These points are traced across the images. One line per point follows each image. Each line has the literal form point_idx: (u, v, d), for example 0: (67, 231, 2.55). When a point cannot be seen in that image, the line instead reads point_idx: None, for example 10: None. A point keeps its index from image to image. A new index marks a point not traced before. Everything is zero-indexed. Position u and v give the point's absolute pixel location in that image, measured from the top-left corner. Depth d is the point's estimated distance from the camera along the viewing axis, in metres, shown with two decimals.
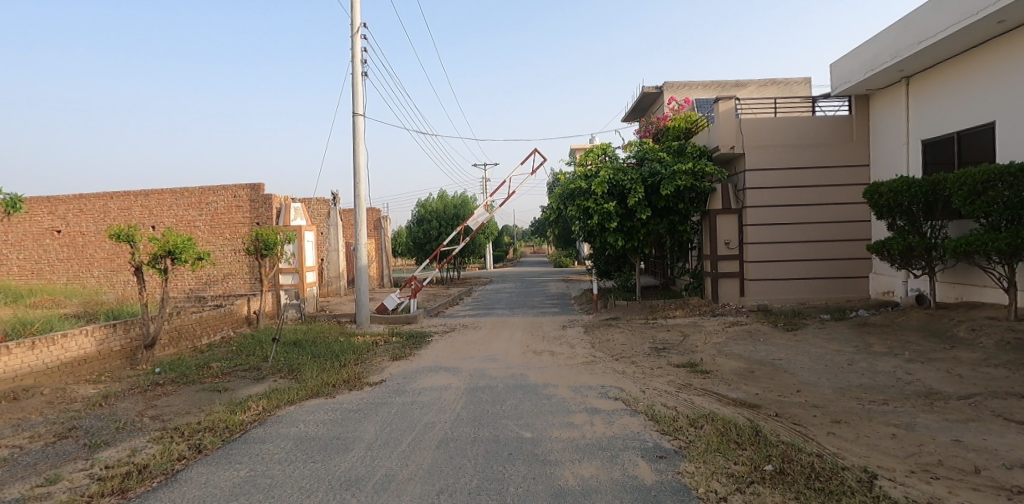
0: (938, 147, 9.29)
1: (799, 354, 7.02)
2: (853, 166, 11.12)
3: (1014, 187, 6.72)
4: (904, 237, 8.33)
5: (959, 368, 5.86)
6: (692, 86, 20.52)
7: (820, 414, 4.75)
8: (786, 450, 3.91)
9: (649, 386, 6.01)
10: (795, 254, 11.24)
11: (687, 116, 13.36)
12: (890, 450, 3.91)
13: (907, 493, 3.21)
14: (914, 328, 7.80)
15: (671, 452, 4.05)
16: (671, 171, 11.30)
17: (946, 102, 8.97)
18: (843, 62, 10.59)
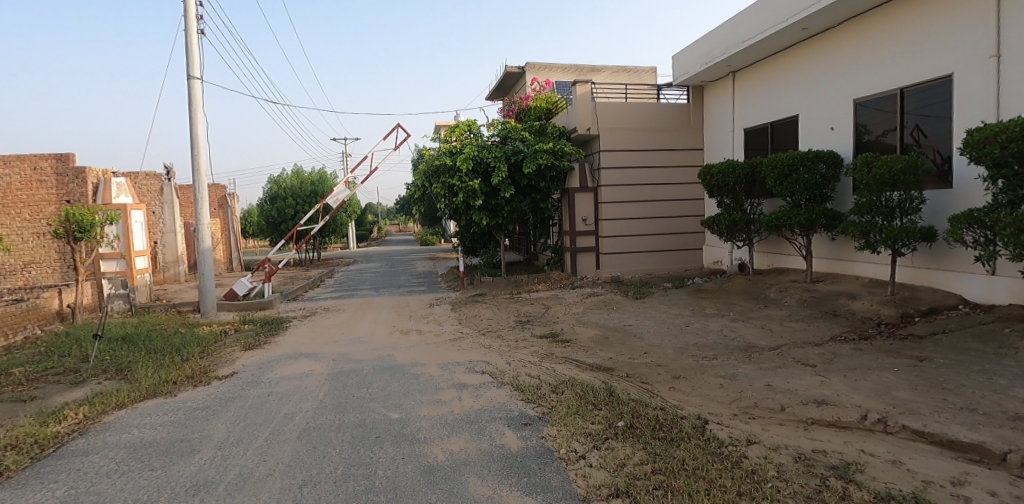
0: (757, 136, 10.68)
1: (646, 320, 7.76)
2: (690, 149, 12.40)
3: (811, 170, 7.99)
4: (730, 214, 9.50)
5: (770, 323, 6.90)
6: (552, 68, 21.15)
7: (663, 371, 5.30)
8: (635, 406, 4.30)
9: (514, 357, 6.23)
10: (642, 229, 12.29)
11: (547, 96, 13.81)
12: (718, 398, 4.49)
13: (731, 433, 3.73)
14: (736, 292, 9.00)
15: (535, 418, 4.24)
16: (533, 150, 11.66)
17: (763, 96, 10.32)
18: (683, 54, 11.67)
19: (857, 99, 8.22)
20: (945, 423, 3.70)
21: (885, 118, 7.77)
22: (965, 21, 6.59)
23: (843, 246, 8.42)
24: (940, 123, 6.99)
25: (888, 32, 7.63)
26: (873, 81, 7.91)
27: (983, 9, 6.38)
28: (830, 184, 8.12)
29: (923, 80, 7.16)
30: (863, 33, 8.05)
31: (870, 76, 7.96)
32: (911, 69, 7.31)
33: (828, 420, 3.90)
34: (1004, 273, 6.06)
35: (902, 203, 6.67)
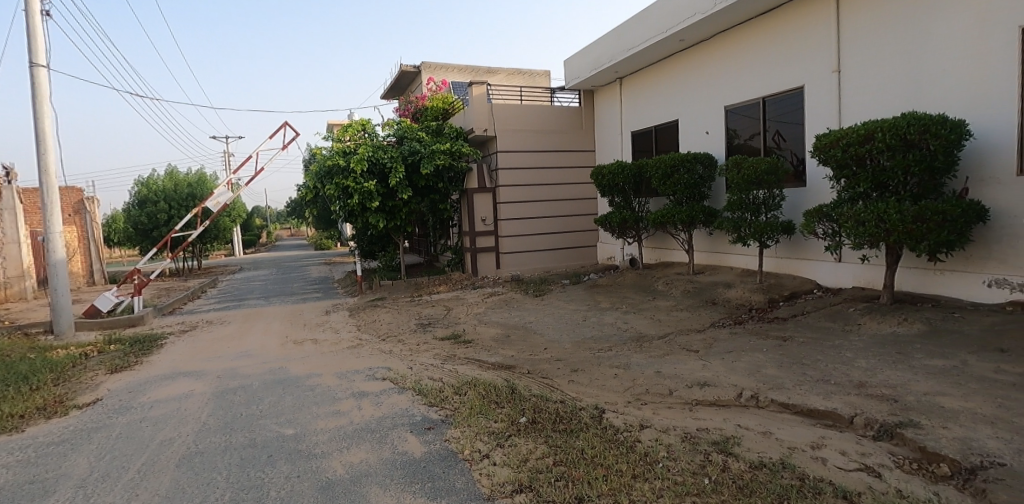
0: (642, 138, 11.37)
1: (545, 316, 7.97)
2: (583, 151, 12.94)
3: (690, 171, 8.66)
4: (620, 212, 10.03)
5: (658, 314, 7.37)
6: (447, 69, 21.05)
7: (563, 366, 5.47)
8: (537, 401, 4.40)
9: (416, 361, 6.12)
10: (540, 228, 12.62)
11: (444, 96, 13.72)
12: (613, 387, 4.72)
13: (625, 420, 3.94)
14: (628, 286, 9.53)
15: (438, 422, 4.19)
16: (430, 150, 11.53)
17: (647, 101, 11.01)
18: (574, 59, 12.13)
19: (727, 106, 9.03)
20: (805, 394, 4.18)
21: (751, 123, 8.62)
22: (812, 39, 7.48)
23: (718, 240, 9.21)
24: (795, 129, 7.87)
25: (751, 46, 8.46)
26: (740, 90, 8.72)
27: (826, 30, 7.27)
28: (706, 184, 8.84)
29: (781, 90, 8.03)
30: (730, 46, 8.86)
31: (737, 85, 8.78)
32: (771, 80, 8.17)
33: (709, 400, 4.25)
34: (847, 260, 6.97)
35: (766, 201, 7.43)
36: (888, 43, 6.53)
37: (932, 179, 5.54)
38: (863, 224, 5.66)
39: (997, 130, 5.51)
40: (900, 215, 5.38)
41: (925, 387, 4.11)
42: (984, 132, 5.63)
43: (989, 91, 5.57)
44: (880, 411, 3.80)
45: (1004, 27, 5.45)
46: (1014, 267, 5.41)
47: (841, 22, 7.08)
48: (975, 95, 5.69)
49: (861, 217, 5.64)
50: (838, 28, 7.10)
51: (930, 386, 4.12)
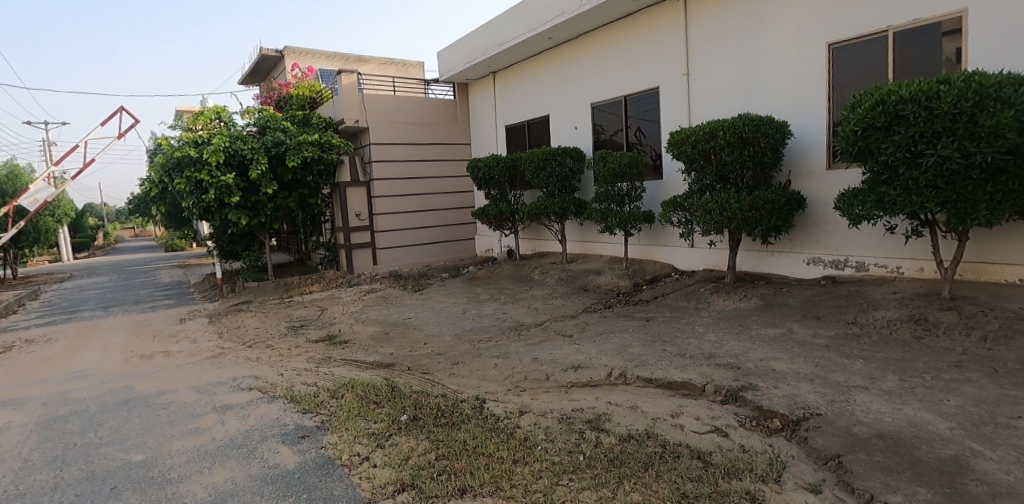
0: (515, 132, 11.64)
1: (425, 311, 7.89)
2: (459, 143, 12.95)
3: (561, 164, 9.06)
4: (496, 205, 10.20)
5: (536, 303, 7.63)
6: (314, 55, 19.83)
7: (444, 359, 5.46)
8: (418, 397, 4.35)
9: (287, 367, 5.74)
10: (418, 222, 12.46)
11: (310, 83, 12.92)
12: (494, 377, 4.81)
13: (505, 407, 4.05)
14: (506, 277, 9.75)
15: (313, 429, 3.98)
16: (296, 141, 10.77)
17: (519, 96, 11.29)
18: (448, 51, 12.06)
19: (593, 103, 9.54)
20: (665, 368, 4.59)
21: (614, 120, 9.20)
22: (665, 44, 8.16)
23: (588, 230, 9.75)
24: (653, 127, 8.55)
25: (612, 47, 9.01)
26: (604, 89, 9.27)
27: (676, 36, 7.96)
28: (576, 177, 9.30)
29: (639, 90, 8.65)
30: (595, 46, 9.35)
31: (601, 84, 9.31)
32: (631, 80, 8.77)
33: (583, 381, 4.50)
34: (698, 245, 7.74)
35: (629, 192, 7.99)
36: (726, 51, 7.33)
37: (762, 172, 6.34)
38: (709, 213, 6.31)
39: (810, 131, 6.45)
40: (738, 205, 6.09)
41: (761, 353, 4.71)
42: (800, 132, 6.55)
43: (804, 97, 6.50)
44: (726, 378, 4.29)
45: (814, 43, 6.39)
46: (825, 247, 6.38)
47: (688, 30, 7.80)
48: (793, 99, 6.62)
49: (708, 206, 6.29)
50: (686, 35, 7.81)
51: (764, 352, 4.73)
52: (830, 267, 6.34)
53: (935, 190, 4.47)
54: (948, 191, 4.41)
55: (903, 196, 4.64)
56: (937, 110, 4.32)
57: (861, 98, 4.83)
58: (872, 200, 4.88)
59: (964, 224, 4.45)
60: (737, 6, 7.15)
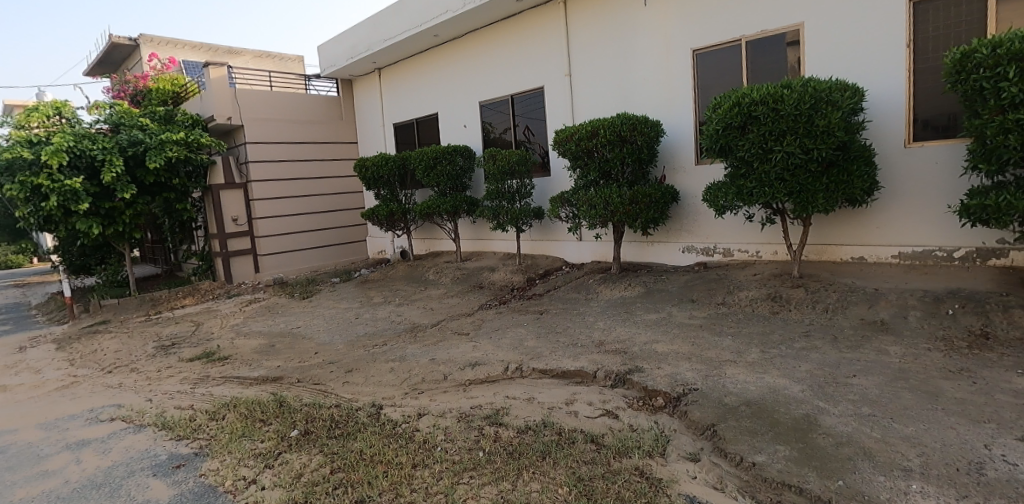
0: (404, 130, 11.42)
1: (314, 319, 7.50)
2: (345, 142, 12.46)
3: (452, 163, 9.04)
4: (387, 205, 9.95)
5: (431, 303, 7.56)
6: (177, 45, 18.00)
7: (336, 368, 5.24)
8: (309, 410, 4.14)
9: (157, 391, 5.19)
10: (303, 225, 11.82)
11: (173, 76, 11.72)
12: (390, 381, 4.71)
13: (403, 412, 3.98)
14: (400, 278, 9.56)
15: (189, 456, 3.64)
16: (158, 140, 9.67)
17: (407, 93, 11.08)
18: (329, 45, 11.52)
19: (481, 101, 9.60)
20: (559, 359, 4.76)
21: (503, 118, 9.34)
22: (548, 45, 8.41)
23: (481, 227, 9.82)
24: (540, 125, 8.79)
25: (498, 46, 9.12)
26: (491, 88, 9.37)
27: (558, 37, 8.24)
28: (467, 175, 9.33)
29: (526, 89, 8.85)
30: (481, 45, 9.42)
31: (489, 82, 9.40)
32: (517, 80, 8.95)
33: (481, 378, 4.55)
34: (585, 238, 8.10)
35: (519, 189, 8.18)
36: (604, 54, 7.72)
37: (640, 168, 6.77)
38: (594, 207, 6.63)
39: (680, 129, 6.99)
40: (619, 199, 6.47)
41: (645, 338, 5.05)
42: (671, 131, 7.08)
43: (674, 98, 7.04)
44: (614, 363, 4.55)
45: (680, 49, 6.94)
46: (696, 235, 6.97)
47: (569, 32, 8.10)
48: (665, 100, 7.14)
49: (593, 201, 6.61)
50: (567, 37, 8.11)
51: (647, 336, 5.08)
52: (702, 254, 6.94)
53: (783, 182, 5.05)
54: (793, 182, 5.00)
55: (758, 188, 5.18)
56: (782, 111, 4.87)
57: (721, 100, 5.32)
58: (733, 192, 5.40)
59: (807, 211, 5.07)
60: (612, 11, 7.55)
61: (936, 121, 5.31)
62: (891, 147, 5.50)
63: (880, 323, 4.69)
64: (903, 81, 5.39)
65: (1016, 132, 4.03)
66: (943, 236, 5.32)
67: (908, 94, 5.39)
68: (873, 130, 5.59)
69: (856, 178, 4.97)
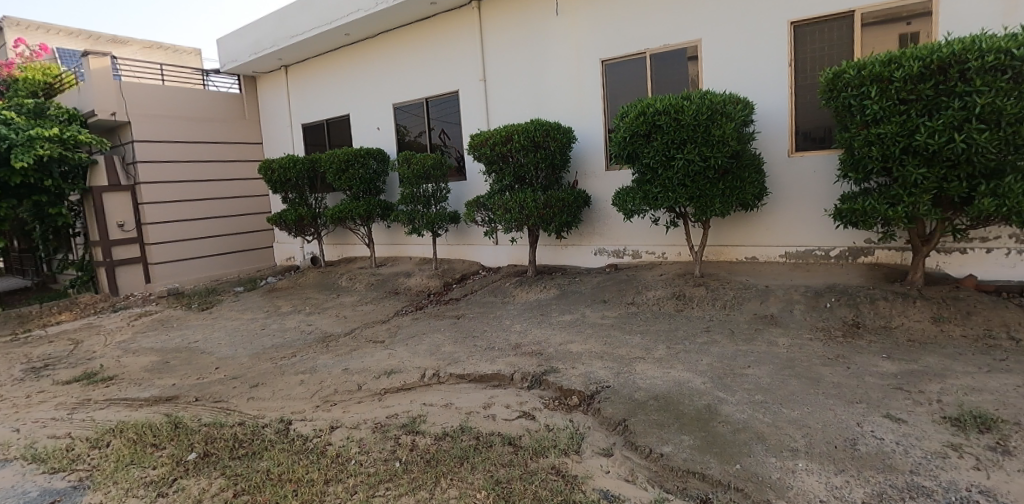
0: (314, 131, 10.96)
1: (215, 332, 6.99)
2: (249, 142, 11.75)
3: (365, 166, 8.80)
4: (296, 209, 9.50)
5: (344, 311, 7.29)
6: (49, 31, 16.13)
7: (240, 383, 4.91)
8: (209, 430, 3.85)
9: (25, 420, 4.60)
10: (202, 231, 10.99)
11: (44, 65, 10.49)
12: (300, 395, 4.49)
13: (314, 426, 3.81)
14: (310, 286, 9.14)
15: (67, 490, 3.26)
16: (25, 136, 8.48)
17: (316, 93, 10.64)
18: (229, 39, 10.82)
19: (395, 103, 9.42)
20: (476, 363, 4.77)
21: (418, 121, 9.22)
22: (463, 50, 8.41)
23: (396, 232, 9.62)
24: (455, 129, 8.78)
25: (412, 48, 9.00)
26: (405, 90, 9.23)
27: (472, 42, 8.27)
28: (381, 178, 9.12)
29: (441, 93, 8.80)
30: (394, 46, 9.25)
31: (403, 85, 9.24)
32: (431, 83, 8.87)
33: (397, 386, 4.45)
34: (502, 242, 8.18)
35: (435, 193, 8.11)
36: (518, 60, 7.85)
37: (553, 173, 6.95)
38: (509, 211, 6.71)
39: (591, 136, 7.25)
40: (534, 203, 6.60)
41: (560, 338, 5.18)
42: (583, 137, 7.32)
43: (585, 106, 7.29)
44: (531, 364, 4.62)
45: (590, 59, 7.20)
46: (607, 238, 7.25)
47: (483, 37, 8.15)
48: (576, 108, 7.38)
49: (508, 205, 6.69)
50: (481, 43, 8.15)
51: (562, 337, 5.21)
52: (612, 256, 7.23)
53: (684, 188, 5.38)
54: (693, 188, 5.35)
55: (662, 193, 5.49)
56: (682, 121, 5.19)
57: (628, 109, 5.58)
58: (640, 196, 5.68)
59: (705, 215, 5.44)
60: (525, 19, 7.70)
61: (814, 133, 5.88)
62: (777, 156, 6.02)
63: (770, 317, 5.13)
64: (786, 97, 5.93)
65: (876, 145, 4.56)
66: (821, 237, 5.91)
67: (790, 109, 5.93)
68: (762, 140, 6.10)
69: (747, 184, 5.40)
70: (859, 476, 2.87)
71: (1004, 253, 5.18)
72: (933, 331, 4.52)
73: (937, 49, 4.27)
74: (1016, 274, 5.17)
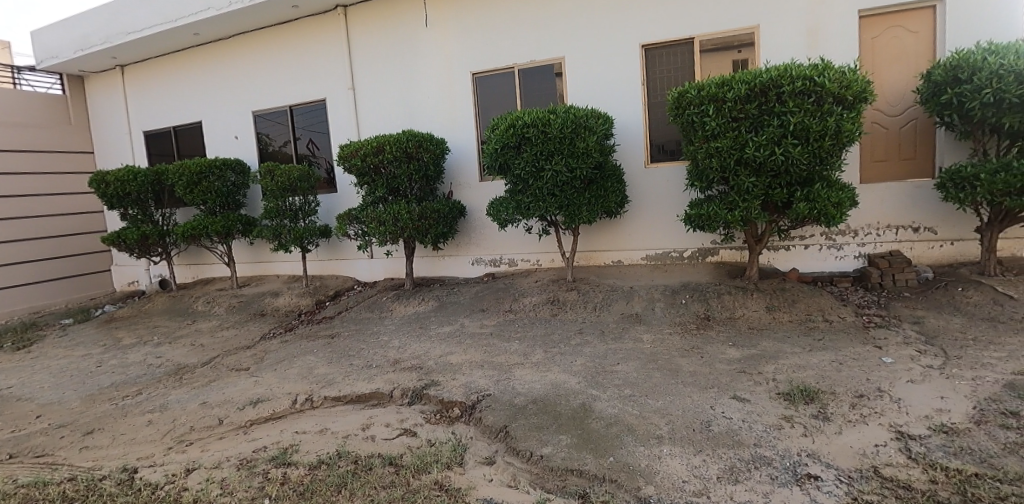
0: (159, 139, 9.85)
1: (35, 374, 5.96)
2: (76, 152, 10.25)
3: (221, 178, 8.09)
4: (138, 227, 8.44)
5: (201, 338, 6.61)
6: None
7: (69, 432, 4.24)
8: (28, 492, 3.27)
9: None
10: (15, 256, 9.34)
11: None
12: (147, 437, 3.98)
13: (166, 471, 3.41)
14: (159, 313, 8.17)
15: None
16: None
17: (160, 97, 9.58)
18: (46, 32, 9.37)
19: (255, 111, 8.78)
20: (352, 383, 4.58)
21: (282, 130, 8.68)
22: (329, 56, 8.07)
23: (261, 249, 8.96)
24: (324, 139, 8.39)
25: (273, 52, 8.46)
26: (266, 97, 8.64)
27: (339, 49, 7.97)
28: (241, 191, 8.45)
29: (306, 101, 8.37)
30: (252, 49, 8.62)
31: (264, 91, 8.64)
32: (296, 89, 8.40)
33: (264, 416, 4.13)
34: (377, 256, 7.96)
35: (303, 206, 7.68)
36: (388, 70, 7.71)
37: (427, 184, 6.92)
38: (384, 224, 6.56)
39: (464, 147, 7.34)
40: (409, 215, 6.53)
41: (440, 351, 5.15)
42: (457, 148, 7.38)
43: (458, 118, 7.35)
44: (411, 379, 4.54)
45: (461, 71, 7.29)
46: (484, 248, 7.35)
47: (350, 44, 7.89)
48: (449, 119, 7.42)
49: (382, 218, 6.53)
50: (349, 50, 7.88)
51: (442, 349, 5.18)
52: (489, 265, 7.35)
53: (553, 197, 5.64)
54: (562, 197, 5.63)
55: (533, 202, 5.70)
56: (550, 134, 5.44)
57: (498, 121, 5.74)
58: (513, 206, 5.85)
59: (574, 222, 5.75)
60: (394, 28, 7.59)
61: (665, 146, 6.47)
62: (635, 167, 6.53)
63: (635, 316, 5.54)
64: (641, 113, 6.48)
65: (716, 157, 5.14)
66: (674, 239, 6.51)
67: (645, 124, 6.49)
68: (621, 152, 6.58)
69: (610, 193, 5.81)
70: (712, 455, 3.19)
71: (817, 248, 6.10)
72: (767, 319, 5.18)
73: (759, 75, 4.90)
74: (827, 265, 6.10)
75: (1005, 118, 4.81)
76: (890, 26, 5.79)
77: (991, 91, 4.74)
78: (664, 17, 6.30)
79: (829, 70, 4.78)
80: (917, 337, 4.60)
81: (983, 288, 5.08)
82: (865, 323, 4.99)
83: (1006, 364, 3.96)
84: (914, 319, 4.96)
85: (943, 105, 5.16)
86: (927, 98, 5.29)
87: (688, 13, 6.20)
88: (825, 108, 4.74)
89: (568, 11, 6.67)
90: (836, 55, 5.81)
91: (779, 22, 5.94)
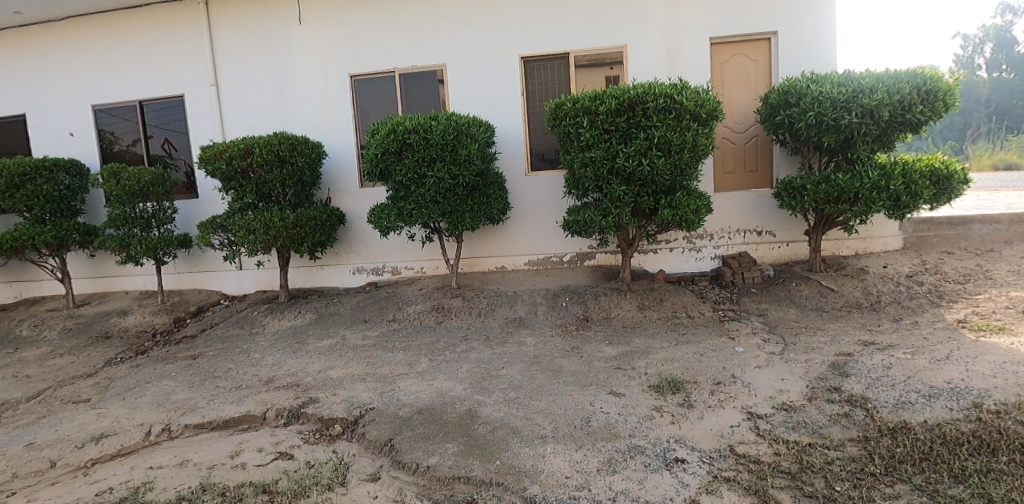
0: None
1: None
2: None
3: (50, 181, 7.02)
4: None
5: (26, 368, 5.66)
6: None
7: None
8: None
9: None
10: None
11: None
12: None
13: None
14: None
15: None
16: None
17: None
18: None
19: (96, 105, 7.75)
20: (219, 407, 4.20)
21: (130, 128, 7.75)
22: (187, 49, 7.35)
23: (104, 262, 7.90)
24: (182, 139, 7.62)
25: (118, 40, 7.52)
26: (109, 90, 7.65)
27: (199, 42, 7.29)
28: (78, 196, 7.40)
29: (159, 96, 7.54)
30: (90, 34, 7.59)
31: (107, 83, 7.64)
32: (147, 83, 7.54)
33: (109, 453, 3.64)
34: (247, 267, 7.39)
35: (156, 213, 6.90)
36: (256, 67, 7.19)
37: (302, 190, 6.56)
38: (253, 232, 6.11)
39: (343, 152, 7.06)
40: (281, 222, 6.12)
41: (319, 366, 4.89)
42: (335, 153, 7.08)
43: (335, 121, 7.06)
44: (287, 398, 4.26)
45: (338, 72, 7.00)
46: (365, 256, 7.12)
47: (212, 37, 7.25)
48: (325, 122, 7.09)
49: (251, 226, 6.07)
50: (210, 43, 7.24)
51: (321, 364, 4.92)
52: (372, 274, 7.13)
53: (435, 204, 5.62)
54: (444, 204, 5.62)
55: (416, 209, 5.63)
56: (431, 140, 5.41)
57: (378, 126, 5.60)
58: (395, 213, 5.73)
59: (457, 229, 5.76)
60: (262, 23, 7.10)
61: (545, 154, 6.73)
62: (517, 174, 6.71)
63: (519, 320, 5.68)
64: (521, 123, 6.68)
65: (590, 166, 5.43)
66: (554, 245, 6.78)
67: (525, 133, 6.70)
68: (504, 160, 6.73)
69: (492, 200, 5.91)
70: (592, 449, 3.37)
71: (680, 250, 6.71)
72: (639, 317, 5.58)
73: (627, 90, 5.26)
74: (688, 266, 6.74)
75: (824, 137, 5.61)
76: (734, 54, 6.53)
77: (813, 114, 5.50)
78: (541, 32, 6.55)
79: (686, 90, 5.26)
80: (762, 327, 5.23)
81: (811, 282, 5.90)
82: (721, 317, 5.57)
83: (829, 346, 4.63)
84: (760, 312, 5.63)
85: (778, 124, 5.95)
86: (766, 118, 6.04)
87: (563, 30, 6.52)
88: (683, 123, 5.21)
89: (448, 18, 6.69)
90: (691, 77, 6.43)
91: (643, 44, 6.44)
